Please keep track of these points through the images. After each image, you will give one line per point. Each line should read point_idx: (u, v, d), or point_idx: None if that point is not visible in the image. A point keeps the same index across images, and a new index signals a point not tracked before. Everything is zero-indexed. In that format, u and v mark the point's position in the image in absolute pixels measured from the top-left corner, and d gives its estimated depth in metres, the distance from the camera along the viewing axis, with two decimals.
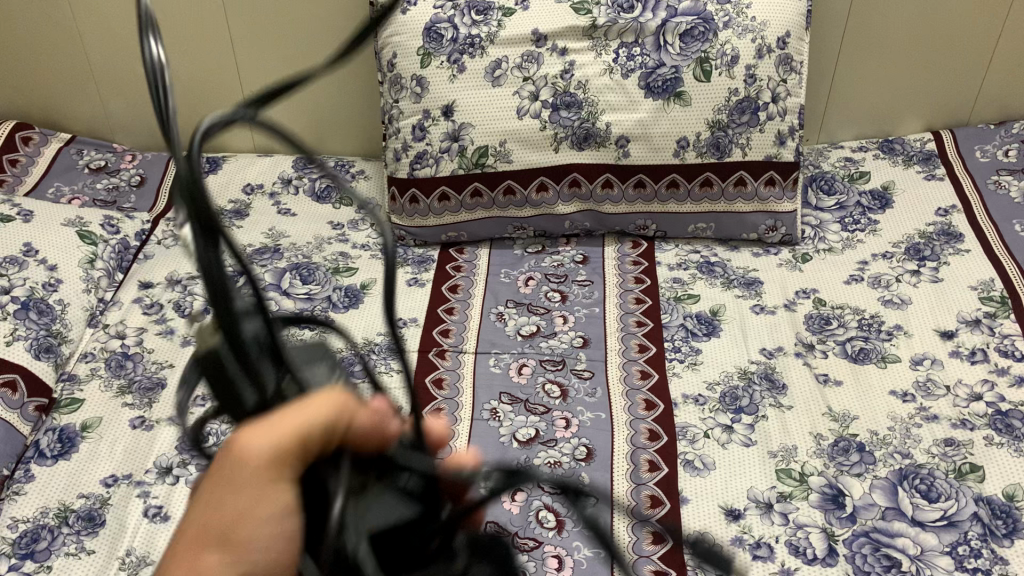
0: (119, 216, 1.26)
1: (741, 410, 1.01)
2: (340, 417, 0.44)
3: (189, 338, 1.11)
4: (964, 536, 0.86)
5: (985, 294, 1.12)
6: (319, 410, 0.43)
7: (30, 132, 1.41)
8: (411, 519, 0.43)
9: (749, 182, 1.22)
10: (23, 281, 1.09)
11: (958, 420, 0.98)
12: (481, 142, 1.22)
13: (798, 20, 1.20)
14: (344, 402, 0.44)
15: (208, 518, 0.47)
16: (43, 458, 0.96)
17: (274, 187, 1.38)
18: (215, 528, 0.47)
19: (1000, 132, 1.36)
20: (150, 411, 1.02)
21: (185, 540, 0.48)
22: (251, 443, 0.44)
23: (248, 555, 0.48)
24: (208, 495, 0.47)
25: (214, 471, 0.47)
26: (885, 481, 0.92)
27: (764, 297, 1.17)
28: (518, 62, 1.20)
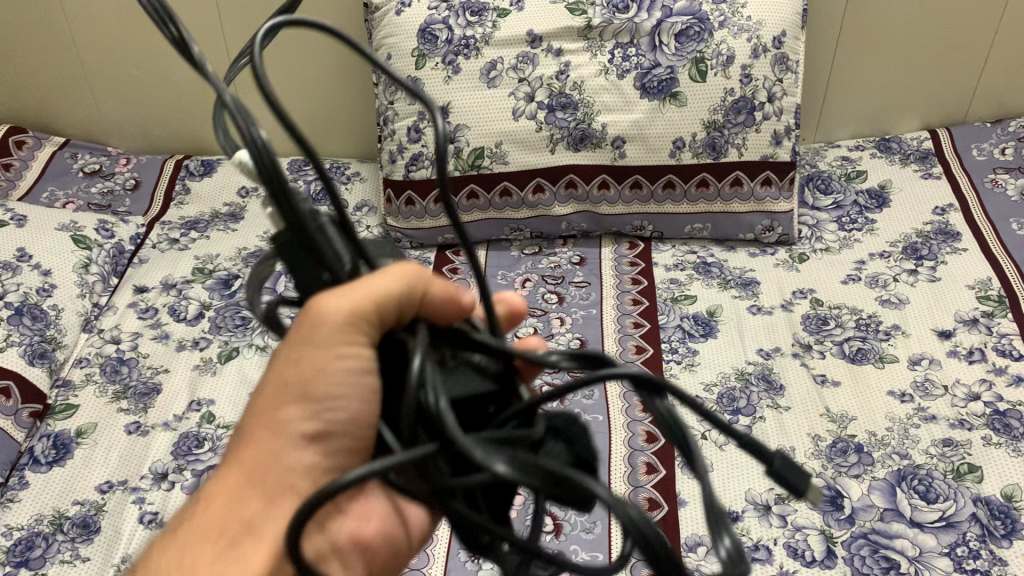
0: (114, 220, 1.26)
1: (739, 411, 1.01)
2: (413, 285, 0.46)
3: (184, 342, 1.10)
4: (962, 537, 0.86)
5: (982, 294, 1.12)
6: (396, 280, 0.45)
7: (24, 136, 1.40)
8: (489, 392, 0.44)
9: (745, 182, 1.22)
10: (17, 287, 1.09)
11: (956, 420, 0.98)
12: (477, 144, 1.21)
13: (794, 20, 1.20)
14: (420, 271, 0.46)
15: (289, 372, 0.49)
16: (38, 464, 0.96)
17: (269, 190, 1.37)
18: (294, 382, 0.49)
19: (997, 130, 1.36)
20: (145, 416, 1.01)
21: (269, 395, 0.51)
22: (326, 300, 0.45)
23: (321, 413, 0.49)
24: (291, 353, 0.49)
25: (294, 329, 0.48)
26: (883, 482, 0.92)
27: (762, 297, 1.16)
28: (514, 63, 1.20)
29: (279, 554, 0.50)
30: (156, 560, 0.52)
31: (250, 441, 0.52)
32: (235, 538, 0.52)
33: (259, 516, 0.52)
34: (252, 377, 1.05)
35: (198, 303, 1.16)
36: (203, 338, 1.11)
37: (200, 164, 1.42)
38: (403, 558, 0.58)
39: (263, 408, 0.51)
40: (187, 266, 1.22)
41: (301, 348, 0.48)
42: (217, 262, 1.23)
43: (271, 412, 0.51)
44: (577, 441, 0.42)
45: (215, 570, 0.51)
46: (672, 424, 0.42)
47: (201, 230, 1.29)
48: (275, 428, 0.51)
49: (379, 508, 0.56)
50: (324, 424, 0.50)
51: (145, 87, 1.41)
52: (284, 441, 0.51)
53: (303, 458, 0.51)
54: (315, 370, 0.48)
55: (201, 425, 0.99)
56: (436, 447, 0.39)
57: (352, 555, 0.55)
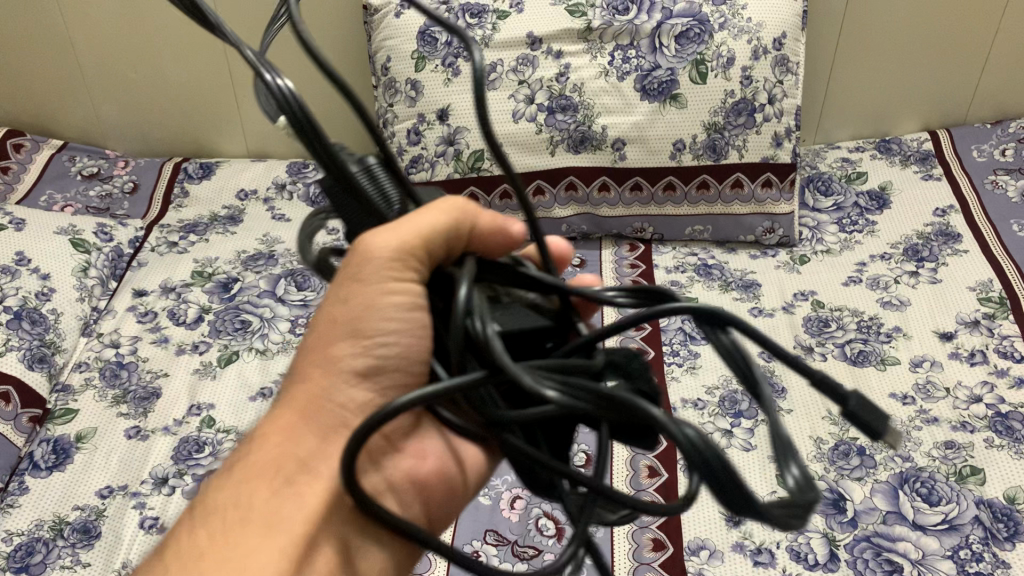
0: (113, 223, 1.25)
1: (741, 414, 1.01)
2: (460, 219, 0.49)
3: (183, 346, 1.10)
4: (965, 540, 0.86)
5: (983, 295, 1.12)
6: (442, 215, 0.48)
7: (22, 139, 1.40)
8: (544, 327, 0.46)
9: (746, 183, 1.22)
10: (16, 291, 1.09)
11: (958, 423, 0.98)
12: (476, 146, 1.20)
13: (794, 21, 1.20)
14: (466, 206, 0.49)
15: (339, 311, 0.51)
16: (38, 469, 0.95)
17: (268, 192, 1.36)
18: (344, 320, 0.51)
19: (998, 131, 1.36)
20: (145, 421, 1.01)
21: (320, 332, 0.53)
22: (375, 238, 0.47)
23: (372, 349, 0.51)
24: (340, 288, 0.51)
25: (344, 268, 0.50)
26: (886, 484, 0.92)
27: (763, 299, 1.16)
28: (514, 65, 1.20)
29: (335, 489, 0.53)
30: (212, 499, 0.55)
31: (304, 378, 0.54)
32: (289, 476, 0.53)
33: (314, 454, 0.54)
34: (252, 382, 1.05)
35: (198, 307, 1.16)
36: (203, 342, 1.10)
37: (199, 166, 1.41)
38: (457, 502, 0.61)
39: (315, 346, 0.54)
40: (186, 269, 1.22)
41: (350, 284, 0.50)
42: (216, 266, 1.22)
43: (321, 347, 0.53)
44: (636, 375, 0.45)
45: (271, 506, 0.53)
46: (731, 355, 0.41)
47: (200, 233, 1.28)
48: (326, 365, 0.53)
49: (435, 450, 0.59)
50: (375, 359, 0.52)
51: (146, 87, 1.40)
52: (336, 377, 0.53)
53: (356, 394, 0.53)
54: (366, 305, 0.50)
55: (201, 430, 0.99)
56: (485, 375, 0.39)
57: (409, 492, 0.58)
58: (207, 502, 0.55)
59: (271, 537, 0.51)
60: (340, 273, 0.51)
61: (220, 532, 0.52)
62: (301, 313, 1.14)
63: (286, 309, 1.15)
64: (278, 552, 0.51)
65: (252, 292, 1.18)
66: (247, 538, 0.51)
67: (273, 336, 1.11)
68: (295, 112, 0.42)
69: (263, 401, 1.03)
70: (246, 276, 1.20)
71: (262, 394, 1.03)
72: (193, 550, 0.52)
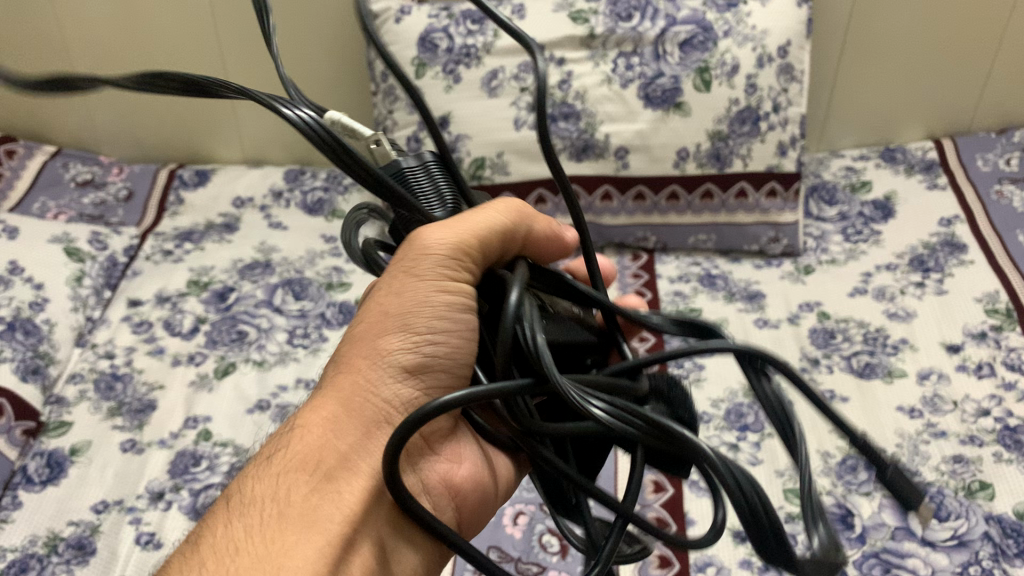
0: (107, 231, 1.23)
1: (747, 428, 0.99)
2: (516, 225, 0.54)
3: (179, 357, 1.08)
4: (975, 557, 0.84)
5: (990, 307, 1.10)
6: (495, 216, 0.52)
7: (14, 146, 1.37)
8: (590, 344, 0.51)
9: (750, 193, 1.21)
10: (9, 300, 1.06)
11: (967, 436, 0.96)
12: (478, 154, 1.18)
13: (799, 29, 1.18)
14: (522, 213, 0.55)
15: (390, 303, 0.53)
16: (31, 484, 0.93)
17: (265, 200, 1.34)
18: (395, 312, 0.54)
19: (1002, 140, 1.35)
20: (141, 433, 0.99)
21: (367, 324, 0.55)
22: (430, 235, 0.50)
23: (422, 345, 0.53)
24: (393, 284, 0.53)
25: (397, 263, 0.52)
26: (895, 500, 0.90)
27: (768, 310, 1.15)
28: (515, 72, 1.17)
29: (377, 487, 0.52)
30: (241, 491, 0.51)
31: (346, 371, 0.55)
32: (329, 470, 0.52)
33: (354, 449, 0.53)
34: (250, 394, 1.03)
35: (194, 316, 1.14)
36: (199, 353, 1.09)
37: (194, 173, 1.39)
38: (487, 511, 0.62)
39: (361, 338, 0.55)
40: (182, 278, 1.20)
41: (401, 277, 0.53)
42: (212, 275, 1.20)
43: (370, 340, 0.55)
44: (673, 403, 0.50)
45: (311, 500, 0.51)
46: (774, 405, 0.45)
47: (196, 241, 1.26)
48: (374, 357, 0.54)
49: (469, 456, 0.60)
50: (422, 355, 0.53)
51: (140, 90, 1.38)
52: (382, 370, 0.54)
53: (401, 391, 0.54)
54: (414, 300, 0.53)
55: (198, 443, 0.98)
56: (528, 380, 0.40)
57: (443, 496, 0.58)
58: (235, 494, 0.51)
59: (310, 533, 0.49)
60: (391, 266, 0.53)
61: (259, 527, 0.49)
62: (299, 323, 1.13)
63: (284, 319, 1.14)
64: (321, 549, 0.49)
65: (250, 301, 1.16)
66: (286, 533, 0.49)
67: (270, 347, 1.09)
68: (325, 140, 0.43)
69: (261, 413, 1.01)
70: (243, 285, 1.19)
71: (260, 406, 1.02)
72: (230, 545, 0.48)
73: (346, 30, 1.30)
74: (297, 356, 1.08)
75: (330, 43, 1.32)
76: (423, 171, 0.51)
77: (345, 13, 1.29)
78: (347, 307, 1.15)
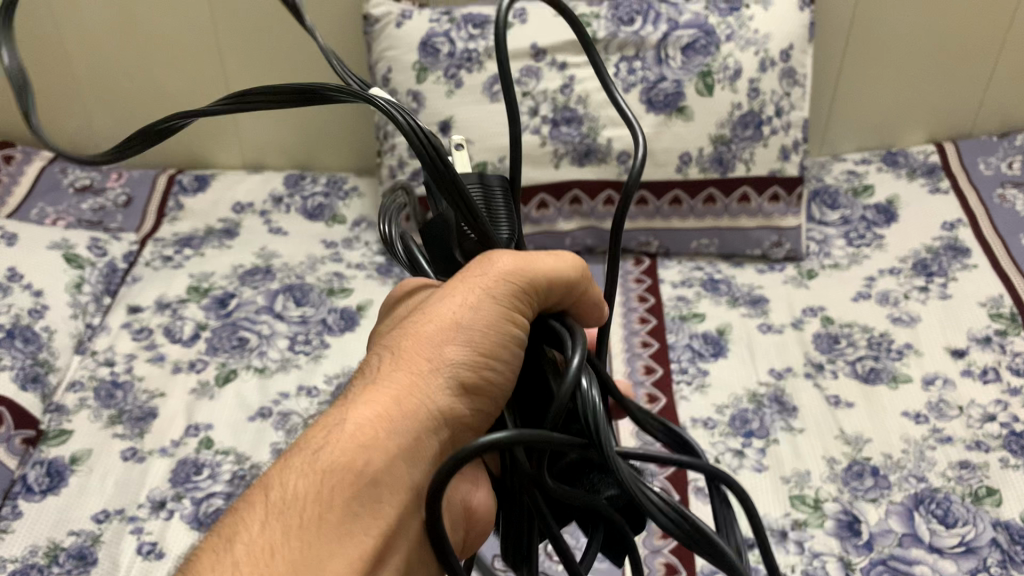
0: (106, 237, 1.22)
1: (752, 434, 0.99)
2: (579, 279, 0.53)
3: (180, 364, 1.07)
4: (983, 564, 0.83)
5: (994, 311, 1.10)
6: (565, 263, 0.52)
7: (12, 151, 1.36)
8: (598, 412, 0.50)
9: (753, 197, 1.20)
10: (9, 307, 1.05)
11: (973, 442, 0.95)
12: (480, 158, 1.18)
13: (801, 33, 1.18)
14: (585, 271, 0.53)
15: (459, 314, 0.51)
16: (31, 493, 0.92)
17: (265, 205, 1.33)
18: (462, 323, 0.51)
19: (1004, 143, 1.35)
20: (141, 442, 0.98)
21: (431, 326, 0.52)
22: (499, 262, 0.51)
23: (482, 365, 0.51)
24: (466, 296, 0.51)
25: (474, 280, 0.51)
26: (901, 506, 0.90)
27: (771, 315, 1.14)
28: (517, 76, 1.17)
29: (417, 506, 0.50)
30: (282, 485, 0.49)
31: (402, 369, 0.52)
32: (375, 477, 0.49)
33: (403, 457, 0.50)
34: (252, 402, 1.03)
35: (195, 323, 1.13)
36: (200, 360, 1.08)
37: (194, 179, 1.38)
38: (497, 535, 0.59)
39: (420, 338, 0.52)
40: (181, 284, 1.19)
41: (470, 291, 0.51)
42: (212, 281, 1.20)
43: (433, 347, 0.52)
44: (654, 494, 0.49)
45: (353, 513, 0.48)
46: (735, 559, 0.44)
47: (195, 247, 1.26)
48: (435, 367, 0.52)
49: (486, 480, 0.58)
50: (482, 375, 0.51)
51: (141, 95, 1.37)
52: (440, 379, 0.51)
53: (457, 408, 0.52)
54: (480, 316, 0.51)
55: (199, 451, 0.97)
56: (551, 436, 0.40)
57: (459, 519, 0.56)
58: (273, 489, 0.48)
59: (346, 544, 0.47)
60: (461, 276, 0.52)
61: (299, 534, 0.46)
62: (300, 329, 1.12)
63: (285, 325, 1.13)
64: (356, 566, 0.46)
65: (251, 307, 1.15)
66: (324, 544, 0.46)
67: (272, 353, 1.09)
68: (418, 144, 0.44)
69: (263, 421, 1.00)
70: (244, 291, 1.18)
71: (262, 414, 1.01)
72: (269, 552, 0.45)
73: (346, 31, 1.28)
74: (299, 363, 1.08)
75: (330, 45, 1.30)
76: (482, 187, 0.52)
77: (345, 13, 1.26)
78: (348, 313, 1.15)
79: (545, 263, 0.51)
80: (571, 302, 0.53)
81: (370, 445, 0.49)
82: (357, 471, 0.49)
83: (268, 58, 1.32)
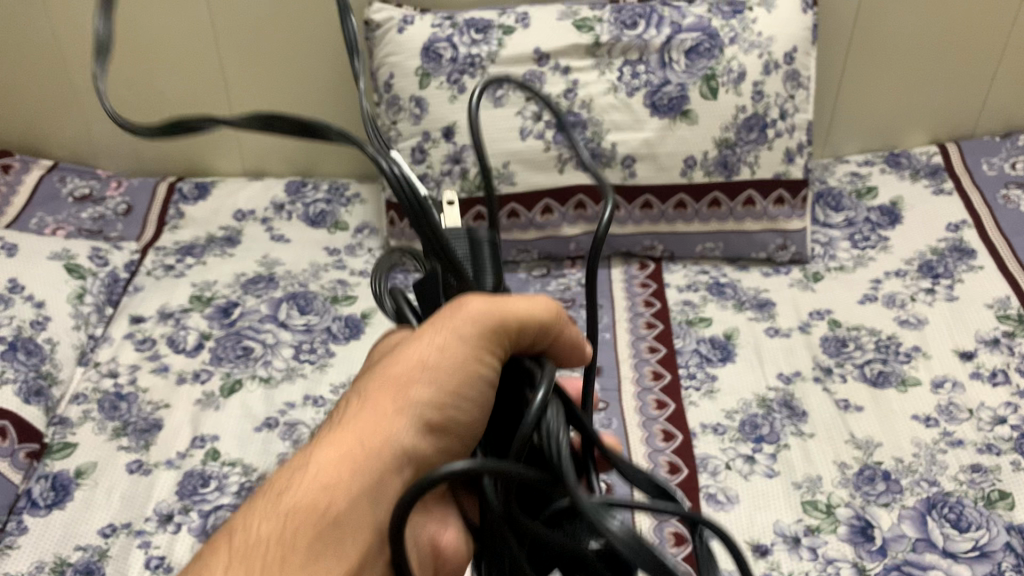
0: (107, 247, 1.21)
1: (762, 439, 0.98)
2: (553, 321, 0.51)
3: (184, 375, 1.07)
4: (998, 568, 0.83)
5: (1001, 312, 1.10)
6: (541, 306, 0.51)
7: (10, 160, 1.35)
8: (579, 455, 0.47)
9: (758, 201, 1.20)
10: (10, 319, 1.04)
11: (984, 445, 0.95)
12: (484, 164, 1.17)
13: (804, 35, 1.18)
14: (561, 313, 0.52)
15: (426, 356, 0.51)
16: (37, 508, 0.91)
17: (266, 212, 1.32)
18: (428, 364, 0.51)
19: (1007, 144, 1.34)
20: (147, 454, 0.97)
21: (399, 367, 0.52)
22: (470, 307, 0.50)
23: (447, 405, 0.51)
24: (433, 337, 0.50)
25: (442, 321, 0.50)
26: (914, 510, 0.89)
27: (778, 319, 1.14)
28: (521, 81, 1.16)
29: (379, 546, 0.51)
30: (247, 528, 0.49)
31: (370, 408, 0.52)
32: (338, 519, 0.50)
33: (366, 500, 0.51)
34: (258, 412, 1.02)
35: (198, 333, 1.12)
36: (204, 370, 1.07)
37: (194, 186, 1.37)
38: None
39: (387, 378, 0.52)
40: (183, 294, 1.18)
41: (437, 334, 0.50)
42: (215, 289, 1.19)
43: (398, 387, 0.52)
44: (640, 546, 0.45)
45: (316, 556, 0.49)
46: None
47: (197, 255, 1.25)
48: (400, 407, 0.52)
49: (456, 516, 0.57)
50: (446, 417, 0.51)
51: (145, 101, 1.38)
52: (406, 420, 0.51)
53: (421, 448, 0.52)
54: (448, 358, 0.50)
55: (206, 463, 0.96)
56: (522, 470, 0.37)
57: (426, 556, 0.56)
58: (237, 532, 0.49)
59: None
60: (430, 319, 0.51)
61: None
62: (305, 338, 1.12)
63: (289, 334, 1.12)
64: None
65: (255, 316, 1.15)
66: None
67: (277, 363, 1.08)
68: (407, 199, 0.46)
69: (269, 431, 1.00)
70: (247, 300, 1.17)
71: (268, 424, 1.01)
72: None
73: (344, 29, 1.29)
74: (305, 372, 1.07)
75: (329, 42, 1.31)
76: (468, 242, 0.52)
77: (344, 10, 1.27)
78: (353, 320, 1.14)
79: (518, 306, 0.50)
80: (546, 346, 0.52)
81: (333, 486, 0.50)
82: (320, 513, 0.49)
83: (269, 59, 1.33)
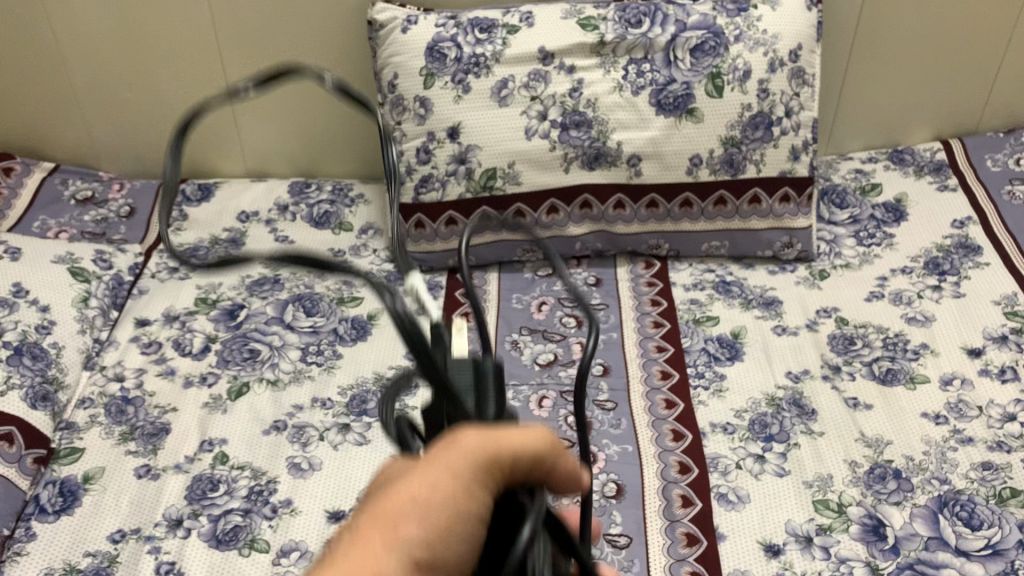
0: (111, 249, 1.20)
1: (772, 438, 0.98)
2: (550, 453, 0.44)
3: (191, 378, 1.06)
4: (1011, 566, 0.83)
5: (1008, 309, 1.10)
6: (538, 434, 0.44)
7: (11, 163, 1.34)
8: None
9: (763, 199, 1.19)
10: (15, 324, 1.03)
11: (994, 443, 0.95)
12: (489, 164, 1.17)
13: (808, 33, 1.18)
14: (559, 446, 0.45)
15: (419, 490, 0.42)
16: (45, 514, 0.91)
17: (270, 214, 1.31)
18: (419, 501, 0.42)
19: (1011, 140, 1.35)
20: (155, 458, 0.97)
21: (388, 501, 0.43)
22: (463, 439, 0.43)
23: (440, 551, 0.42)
24: (428, 472, 0.43)
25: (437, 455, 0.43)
26: (925, 509, 0.89)
27: (785, 317, 1.14)
28: (525, 80, 1.16)
29: None
30: None
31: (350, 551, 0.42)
32: None
33: None
34: (266, 415, 1.02)
35: (204, 336, 1.12)
36: (211, 373, 1.07)
37: (197, 189, 1.36)
38: None
39: (377, 513, 0.43)
40: (188, 296, 1.17)
41: (432, 469, 0.43)
42: (220, 291, 1.18)
43: (386, 522, 0.42)
44: None
45: None
46: None
47: (201, 258, 1.24)
48: (387, 547, 0.42)
49: None
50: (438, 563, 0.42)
51: (136, 109, 1.33)
52: (392, 563, 0.41)
53: None
54: (447, 497, 0.42)
55: (215, 466, 0.96)
56: None
57: None
58: None
59: None
60: (427, 455, 0.43)
61: None
62: (311, 340, 1.11)
63: (296, 336, 1.12)
64: None
65: (260, 318, 1.14)
66: None
67: (284, 365, 1.08)
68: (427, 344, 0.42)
69: (278, 435, 1.00)
70: (253, 303, 1.17)
71: (277, 427, 1.01)
72: None
73: (346, 28, 1.25)
74: (312, 374, 1.07)
75: (330, 42, 1.26)
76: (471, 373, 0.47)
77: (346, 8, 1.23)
78: (359, 322, 1.14)
79: (516, 439, 0.43)
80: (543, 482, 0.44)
81: None
82: None
83: (269, 59, 1.28)
